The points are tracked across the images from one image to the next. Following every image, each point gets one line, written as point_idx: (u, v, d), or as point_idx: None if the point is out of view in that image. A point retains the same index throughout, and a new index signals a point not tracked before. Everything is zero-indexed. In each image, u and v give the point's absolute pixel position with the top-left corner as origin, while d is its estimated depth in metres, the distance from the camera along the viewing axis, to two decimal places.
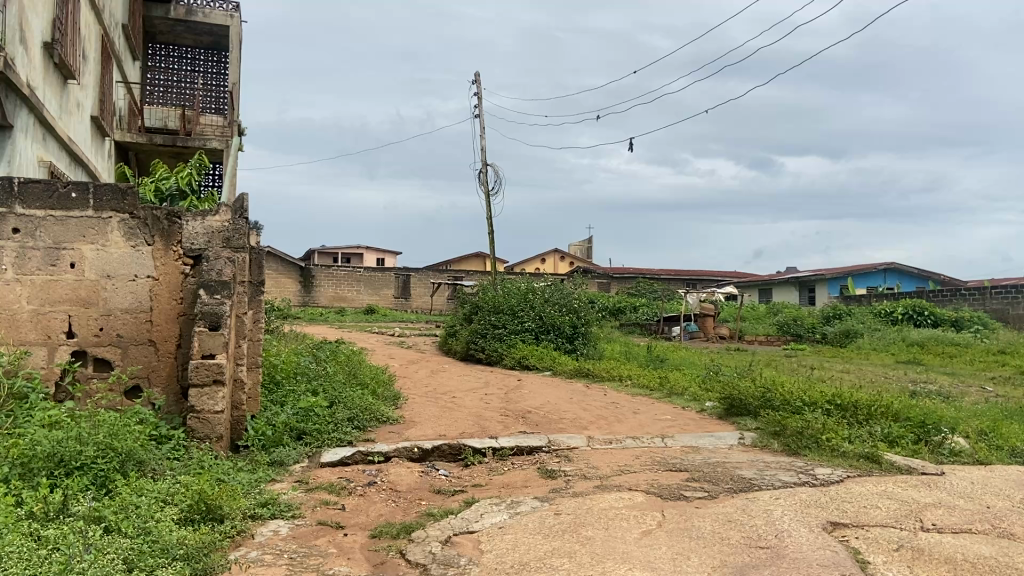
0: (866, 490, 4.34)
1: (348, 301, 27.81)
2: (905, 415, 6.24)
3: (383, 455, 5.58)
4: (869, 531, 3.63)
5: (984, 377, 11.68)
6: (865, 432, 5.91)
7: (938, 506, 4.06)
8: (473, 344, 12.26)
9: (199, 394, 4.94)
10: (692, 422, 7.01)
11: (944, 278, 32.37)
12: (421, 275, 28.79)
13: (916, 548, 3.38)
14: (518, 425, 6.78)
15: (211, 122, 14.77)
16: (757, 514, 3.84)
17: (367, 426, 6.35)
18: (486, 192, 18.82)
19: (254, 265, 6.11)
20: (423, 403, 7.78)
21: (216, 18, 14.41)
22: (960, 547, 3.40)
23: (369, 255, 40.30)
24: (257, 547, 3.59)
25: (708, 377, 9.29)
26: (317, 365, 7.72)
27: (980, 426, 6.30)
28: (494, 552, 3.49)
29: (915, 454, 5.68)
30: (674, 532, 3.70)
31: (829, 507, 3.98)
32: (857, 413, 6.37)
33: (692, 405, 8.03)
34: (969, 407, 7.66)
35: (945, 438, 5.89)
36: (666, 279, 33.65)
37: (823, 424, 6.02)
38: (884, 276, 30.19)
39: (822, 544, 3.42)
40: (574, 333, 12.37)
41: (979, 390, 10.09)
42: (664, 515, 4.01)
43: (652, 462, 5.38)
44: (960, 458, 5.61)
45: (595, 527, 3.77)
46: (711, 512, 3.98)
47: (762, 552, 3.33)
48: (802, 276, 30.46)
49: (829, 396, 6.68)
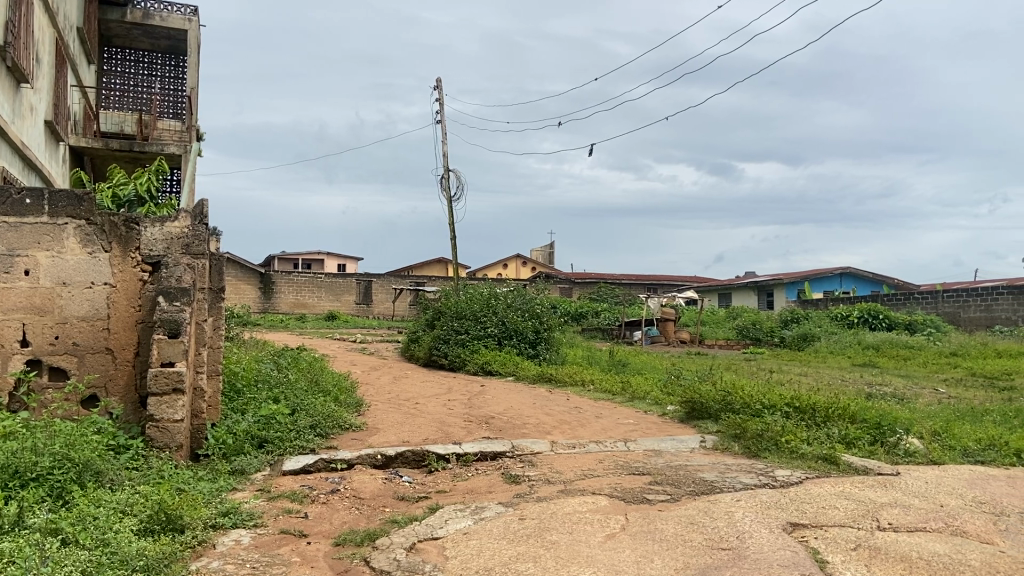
0: (825, 491, 4.42)
1: (308, 307, 27.51)
2: (862, 417, 6.35)
3: (345, 463, 5.53)
4: (827, 531, 3.70)
5: (937, 379, 11.92)
6: (822, 435, 6.02)
7: (894, 505, 4.15)
8: (436, 350, 12.25)
9: (158, 403, 4.84)
10: (654, 426, 7.07)
11: (898, 284, 33.02)
12: (382, 281, 28.72)
13: (873, 547, 3.46)
14: (481, 431, 6.80)
15: (168, 127, 14.67)
16: (720, 516, 3.89)
17: (329, 433, 6.29)
18: (448, 197, 18.74)
19: (213, 272, 6.01)
20: (387, 409, 7.77)
21: (173, 22, 14.40)
22: (916, 545, 3.48)
23: (331, 262, 40.08)
24: (220, 557, 3.54)
25: (670, 382, 9.39)
26: (278, 373, 7.64)
27: (934, 427, 6.42)
28: (459, 558, 3.49)
29: (871, 456, 5.78)
30: (637, 536, 3.72)
31: (789, 508, 4.05)
32: (814, 416, 6.48)
33: (654, 408, 8.12)
34: (923, 408, 7.84)
35: (900, 439, 6.00)
36: (627, 285, 33.88)
37: (782, 426, 6.11)
38: (840, 280, 30.81)
39: (782, 544, 3.48)
40: (537, 338, 12.47)
41: (932, 392, 10.29)
42: (627, 519, 4.04)
43: (614, 465, 5.42)
44: (915, 458, 5.73)
45: (559, 532, 3.78)
46: (674, 515, 4.01)
47: (724, 554, 3.38)
48: (759, 280, 31.04)
49: (788, 399, 6.78)
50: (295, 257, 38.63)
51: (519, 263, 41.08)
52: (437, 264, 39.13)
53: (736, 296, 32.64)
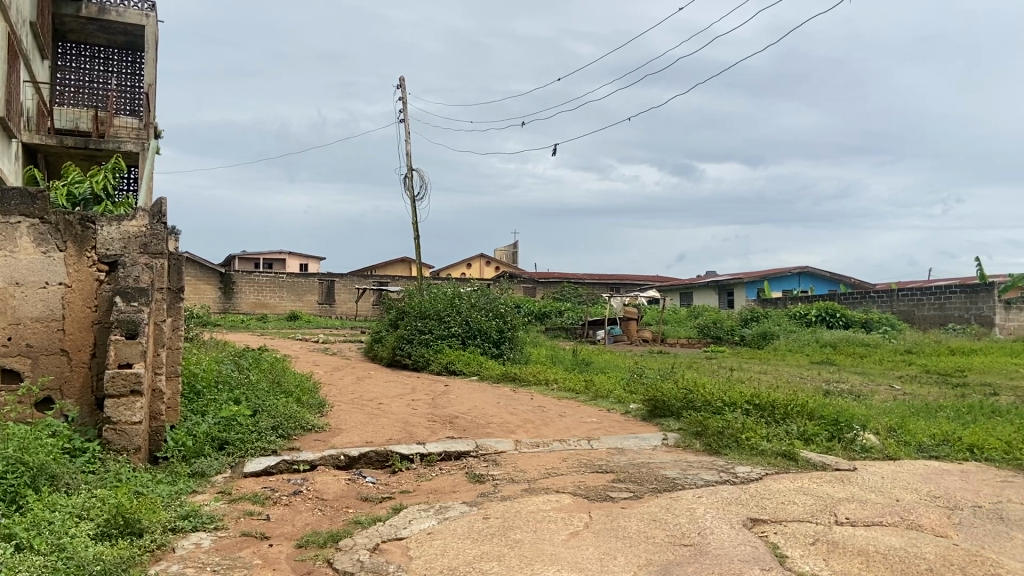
0: (784, 487, 4.50)
1: (270, 307, 27.18)
2: (819, 414, 6.48)
3: (308, 464, 5.49)
4: (786, 526, 3.77)
5: (892, 376, 12.19)
6: (781, 431, 6.12)
7: (851, 500, 4.24)
8: (399, 350, 12.20)
9: (115, 404, 4.75)
10: (617, 424, 7.13)
11: (855, 283, 33.68)
12: (345, 280, 28.49)
13: (831, 541, 3.53)
14: (445, 430, 6.79)
15: (125, 124, 14.40)
16: (681, 513, 3.94)
17: (291, 434, 6.23)
18: (412, 196, 18.65)
19: (173, 272, 5.92)
20: (350, 409, 7.72)
21: (131, 17, 14.15)
22: (872, 539, 3.56)
23: (293, 261, 39.67)
24: (179, 561, 3.49)
25: (632, 380, 9.48)
26: (239, 374, 7.54)
27: (889, 423, 6.56)
28: (423, 558, 3.49)
29: (829, 452, 5.89)
30: (601, 533, 3.76)
31: (749, 504, 4.12)
32: (774, 412, 6.59)
33: (617, 406, 8.19)
34: (878, 405, 8.01)
35: (857, 435, 6.13)
36: (590, 284, 34.06)
37: (742, 423, 6.21)
38: (798, 279, 31.33)
39: (742, 539, 3.54)
40: (500, 338, 12.49)
41: (887, 389, 10.53)
42: (591, 516, 4.08)
43: (578, 464, 5.45)
44: (871, 454, 5.86)
45: (523, 530, 3.80)
46: (636, 512, 4.05)
47: (685, 550, 3.43)
48: (720, 279, 31.44)
49: (748, 396, 6.89)
50: (255, 256, 38.15)
51: (483, 263, 41.05)
52: (401, 263, 38.94)
53: (698, 295, 33.01)
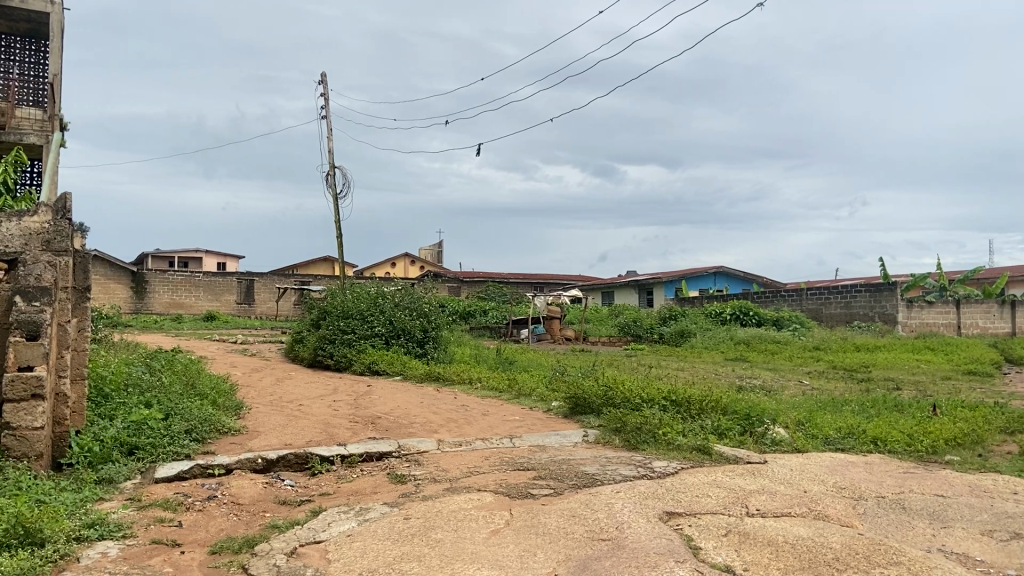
0: (698, 480, 4.63)
1: (185, 307, 26.36)
2: (733, 409, 6.68)
3: (223, 468, 5.35)
4: (700, 519, 3.88)
5: (801, 372, 12.67)
6: (697, 426, 6.29)
7: (761, 492, 4.40)
8: (321, 350, 11.98)
9: (15, 409, 4.53)
10: (539, 422, 7.20)
11: (767, 282, 34.86)
12: (266, 280, 27.85)
13: (742, 532, 3.65)
14: (367, 431, 6.72)
15: (28, 115, 13.73)
16: (600, 508, 4.01)
17: (206, 438, 6.06)
18: (334, 194, 18.36)
19: (78, 270, 5.67)
20: (269, 411, 7.55)
21: (34, 4, 13.52)
22: (781, 529, 3.70)
23: (210, 260, 38.57)
24: (84, 571, 3.35)
25: (555, 378, 9.58)
26: (151, 376, 7.28)
27: (797, 417, 6.82)
28: (342, 561, 3.45)
29: (742, 446, 6.09)
30: (521, 530, 3.79)
31: (665, 497, 4.22)
32: (690, 408, 6.77)
33: (539, 404, 8.26)
34: (787, 400, 8.32)
35: (768, 429, 6.35)
36: (514, 284, 34.24)
37: (660, 419, 6.35)
38: (715, 279, 32.23)
39: (659, 533, 3.62)
40: (424, 337, 12.44)
41: (797, 384, 10.94)
42: (512, 514, 4.11)
43: (500, 462, 5.48)
44: (781, 447, 6.08)
45: (444, 530, 3.80)
46: (556, 508, 4.10)
47: (603, 544, 3.49)
48: (640, 279, 32.06)
49: (666, 392, 7.05)
50: (171, 255, 36.92)
51: (407, 262, 40.76)
52: (323, 262, 38.30)
53: (619, 294, 33.57)
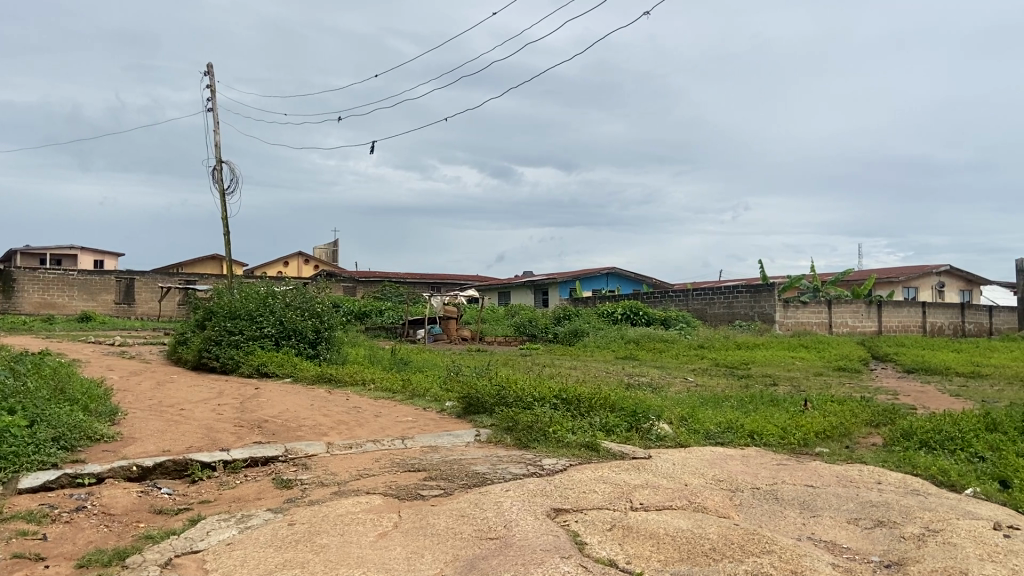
0: (585, 476, 4.72)
1: (57, 308, 24.88)
2: (620, 406, 6.84)
3: (95, 476, 5.05)
4: (586, 514, 3.95)
5: (687, 369, 13.12)
6: (585, 424, 6.40)
7: (645, 486, 4.51)
8: (206, 352, 11.47)
9: None
10: (431, 423, 7.15)
11: (657, 283, 35.94)
12: (148, 279, 26.57)
13: (625, 526, 3.74)
14: (253, 435, 6.50)
15: None
16: (489, 507, 4.02)
17: (76, 446, 5.71)
18: (221, 190, 17.70)
19: None
20: (148, 416, 7.19)
21: None
22: (662, 522, 3.81)
23: (87, 259, 36.52)
24: None
25: (449, 379, 9.54)
26: (15, 381, 6.80)
27: (681, 413, 7.05)
28: (221, 571, 3.32)
29: (628, 442, 6.24)
30: (409, 532, 3.75)
31: (553, 494, 4.26)
32: (580, 406, 6.88)
33: (432, 405, 8.22)
34: (672, 396, 8.59)
35: (653, 425, 6.54)
36: (410, 284, 33.97)
37: (550, 418, 6.43)
38: (607, 279, 32.96)
39: (546, 530, 3.66)
40: (317, 338, 12.18)
41: (682, 381, 11.32)
42: (400, 516, 4.06)
43: (390, 464, 5.41)
44: (665, 442, 6.27)
45: (330, 534, 3.72)
46: (445, 508, 4.08)
47: (490, 543, 3.50)
48: (535, 279, 32.42)
49: (557, 391, 7.15)
50: (42, 252, 34.72)
51: (300, 261, 39.79)
52: (211, 262, 36.91)
53: (515, 294, 33.84)
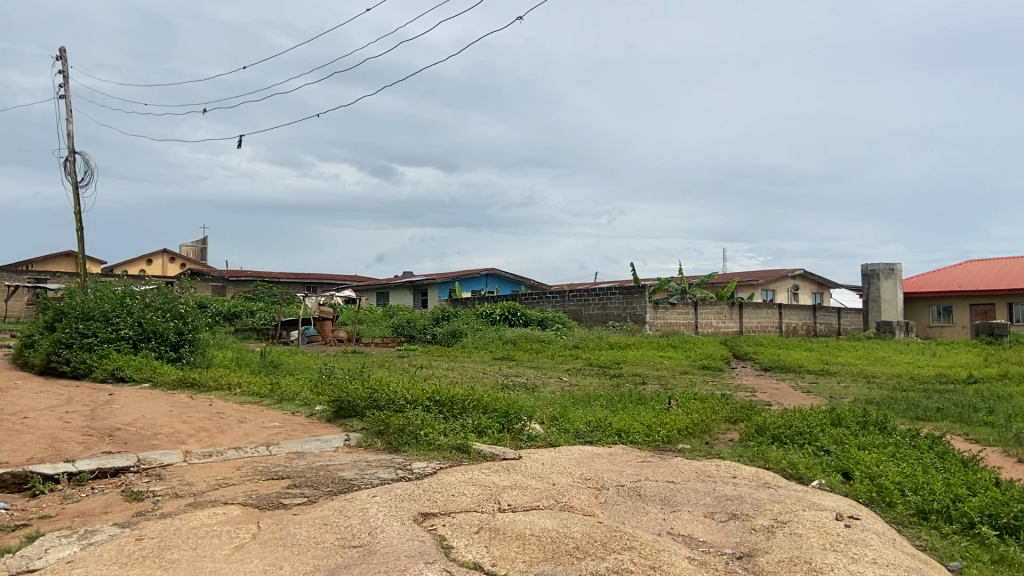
0: (454, 479, 4.67)
1: None
2: (492, 407, 6.83)
3: None
4: (454, 518, 3.89)
5: (560, 369, 13.33)
6: (457, 425, 6.36)
7: (514, 487, 4.51)
8: (55, 356, 10.63)
9: None
10: (299, 428, 6.91)
11: (535, 284, 36.43)
12: None
13: (493, 528, 3.71)
14: (102, 445, 6.07)
15: None
16: (353, 514, 3.90)
17: None
18: (75, 183, 16.52)
19: None
20: None
21: None
22: (529, 523, 3.80)
23: None
24: None
25: (320, 381, 9.27)
26: None
27: (552, 413, 7.12)
28: None
29: (499, 442, 6.24)
30: (267, 543, 3.58)
31: (420, 499, 4.19)
32: (452, 408, 6.84)
33: (301, 409, 7.95)
34: (544, 396, 8.70)
35: (524, 425, 6.58)
36: (285, 283, 32.96)
37: (422, 420, 6.34)
38: (486, 280, 33.12)
39: (411, 535, 3.58)
40: (179, 340, 11.58)
41: (556, 380, 11.49)
42: (259, 526, 3.87)
43: (252, 472, 5.17)
44: (536, 442, 6.31)
45: (181, 549, 3.50)
46: (308, 517, 3.93)
47: (354, 551, 3.39)
48: (414, 280, 32.16)
49: (429, 393, 7.07)
50: None
51: (166, 259, 37.84)
52: (65, 259, 34.51)
53: (393, 295, 33.45)
